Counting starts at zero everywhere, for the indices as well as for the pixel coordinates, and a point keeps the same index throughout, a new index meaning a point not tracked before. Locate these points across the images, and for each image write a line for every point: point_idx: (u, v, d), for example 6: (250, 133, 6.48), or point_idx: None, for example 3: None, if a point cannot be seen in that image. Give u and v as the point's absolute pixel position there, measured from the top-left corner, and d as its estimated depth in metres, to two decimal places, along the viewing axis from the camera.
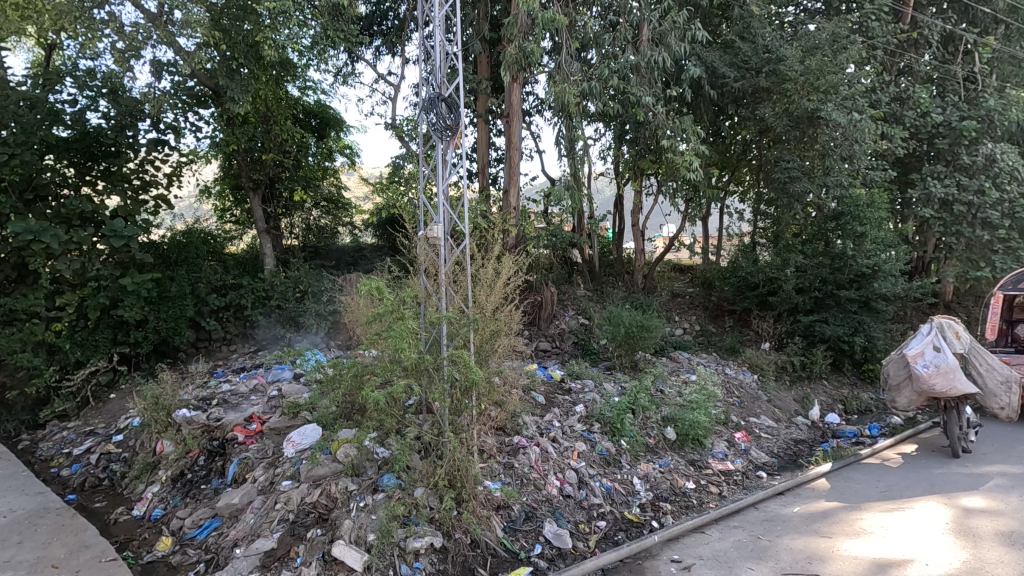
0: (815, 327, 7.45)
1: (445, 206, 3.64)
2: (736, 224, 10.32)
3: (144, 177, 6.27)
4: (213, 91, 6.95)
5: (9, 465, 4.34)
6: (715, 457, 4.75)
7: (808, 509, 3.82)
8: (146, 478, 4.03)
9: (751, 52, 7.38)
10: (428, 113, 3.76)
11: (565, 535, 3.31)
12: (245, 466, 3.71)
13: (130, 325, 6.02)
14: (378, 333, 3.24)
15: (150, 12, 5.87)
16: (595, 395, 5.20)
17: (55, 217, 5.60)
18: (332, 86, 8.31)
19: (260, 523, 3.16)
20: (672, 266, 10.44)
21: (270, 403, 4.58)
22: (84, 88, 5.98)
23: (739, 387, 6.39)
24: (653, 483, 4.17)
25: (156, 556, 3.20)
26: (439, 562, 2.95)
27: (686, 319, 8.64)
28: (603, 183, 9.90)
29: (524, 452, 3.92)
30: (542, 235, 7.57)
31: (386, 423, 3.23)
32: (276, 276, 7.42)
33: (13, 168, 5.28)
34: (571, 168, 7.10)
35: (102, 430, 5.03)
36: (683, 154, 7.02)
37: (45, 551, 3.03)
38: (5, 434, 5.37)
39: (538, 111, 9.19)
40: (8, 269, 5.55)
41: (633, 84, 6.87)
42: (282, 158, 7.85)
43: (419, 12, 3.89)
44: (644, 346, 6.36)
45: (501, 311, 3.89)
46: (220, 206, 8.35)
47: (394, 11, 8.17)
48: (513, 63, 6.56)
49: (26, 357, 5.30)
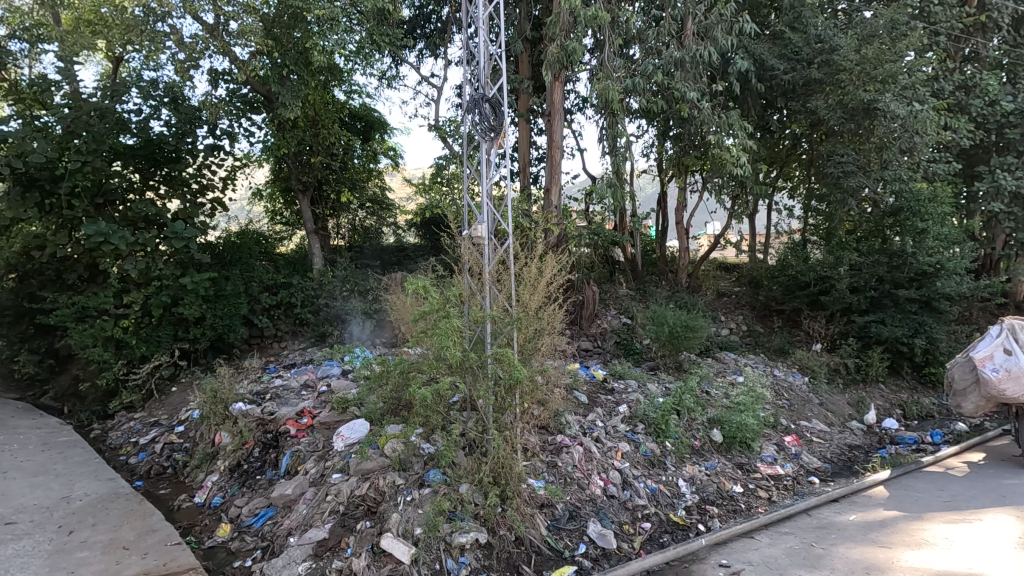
0: (871, 327, 7.13)
1: (489, 205, 3.66)
2: (785, 220, 9.96)
3: (202, 180, 6.64)
4: (264, 97, 7.18)
5: (83, 451, 4.64)
6: (764, 461, 4.62)
7: (865, 517, 3.68)
8: (206, 467, 4.24)
9: (803, 43, 7.12)
10: (472, 113, 3.80)
11: (609, 535, 3.30)
12: (298, 458, 3.85)
13: (189, 322, 6.32)
14: (424, 331, 3.32)
15: (208, 23, 6.16)
16: (638, 395, 5.15)
17: (122, 219, 5.94)
18: (377, 89, 8.50)
19: (313, 513, 3.27)
20: (717, 264, 10.21)
21: (320, 399, 4.73)
22: (148, 98, 6.28)
23: (789, 389, 6.19)
24: (700, 485, 4.09)
25: (216, 542, 3.37)
26: (484, 558, 3.00)
27: (733, 319, 8.42)
28: (646, 181, 9.76)
29: (567, 451, 3.91)
30: (584, 234, 7.53)
31: (432, 419, 3.29)
32: (324, 276, 7.65)
33: (85, 175, 5.65)
34: (613, 165, 7.02)
35: (165, 422, 5.31)
36: (730, 149, 6.83)
37: (117, 534, 3.23)
38: (79, 423, 5.75)
39: (579, 109, 9.16)
40: (81, 269, 5.99)
41: (678, 79, 6.73)
42: (329, 161, 8.08)
43: (464, 14, 3.92)
44: (688, 346, 6.23)
45: (545, 310, 3.91)
46: (271, 208, 8.69)
47: (437, 14, 8.28)
48: (555, 62, 6.55)
49: (98, 352, 5.63)
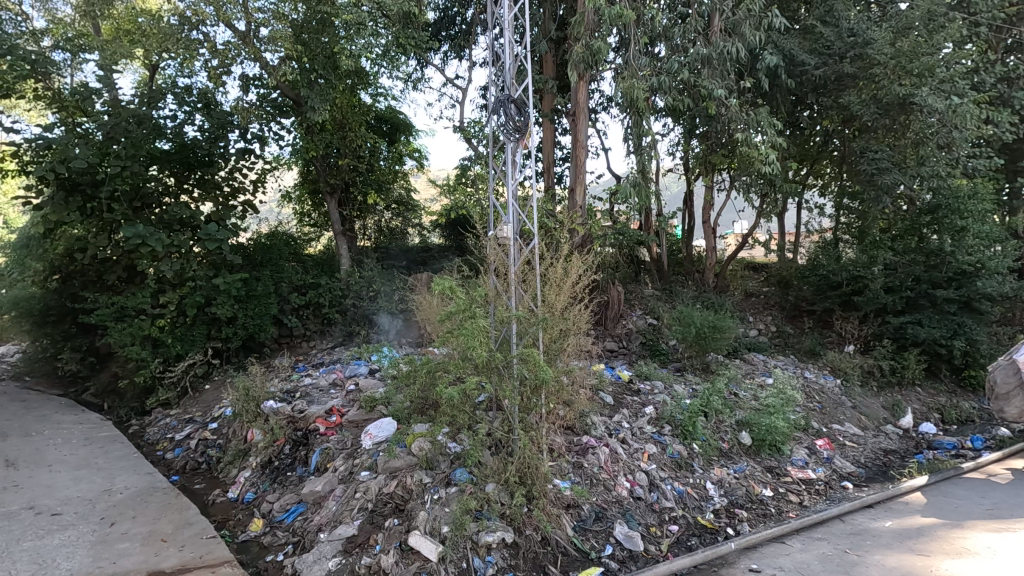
0: (907, 328, 6.92)
1: (515, 205, 3.67)
2: (816, 219, 9.74)
3: (234, 183, 6.82)
4: (293, 101, 7.32)
5: (123, 446, 4.81)
6: (795, 464, 4.52)
7: (902, 524, 3.57)
8: (239, 463, 4.35)
9: (834, 37, 6.94)
10: (497, 114, 3.81)
11: (636, 537, 3.28)
12: (327, 456, 3.93)
13: (221, 322, 6.49)
14: (451, 331, 3.35)
15: (240, 31, 6.31)
16: (665, 396, 5.10)
17: (158, 222, 6.14)
18: (403, 92, 8.59)
19: (342, 510, 3.33)
20: (745, 264, 10.04)
21: (348, 397, 4.80)
22: (183, 104, 6.48)
23: (820, 392, 6.05)
24: (728, 488, 4.03)
25: (249, 536, 3.46)
26: (511, 557, 3.00)
27: (761, 320, 8.26)
28: (671, 180, 9.65)
29: (593, 452, 3.90)
30: (609, 234, 7.48)
31: (458, 419, 3.31)
32: (352, 276, 7.78)
33: (124, 179, 5.85)
34: (638, 164, 6.97)
35: (199, 418, 5.46)
36: (759, 146, 6.70)
37: (155, 526, 3.34)
38: (118, 419, 5.96)
39: (603, 109, 9.12)
40: (120, 270, 6.20)
41: (705, 77, 6.63)
42: (356, 163, 8.21)
43: (489, 16, 3.95)
44: (716, 346, 6.12)
45: (570, 310, 3.90)
46: (300, 210, 8.88)
47: (461, 16, 8.34)
48: (580, 62, 6.53)
49: (136, 350, 5.82)
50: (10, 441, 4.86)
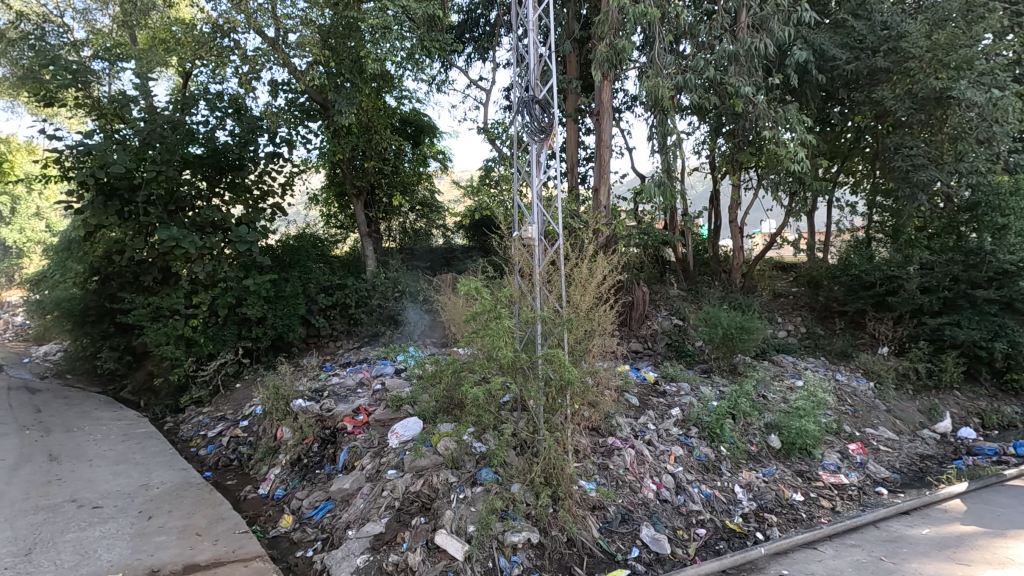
0: (945, 330, 6.69)
1: (539, 206, 3.67)
2: (848, 217, 9.53)
3: (264, 187, 6.98)
4: (320, 105, 7.46)
5: (158, 442, 4.95)
6: (826, 469, 4.42)
7: (940, 532, 3.46)
8: (269, 461, 4.45)
9: (866, 31, 6.77)
10: (522, 115, 3.83)
11: (663, 540, 3.25)
12: (354, 454, 3.98)
13: (251, 322, 6.64)
14: (476, 331, 3.37)
15: (270, 37, 6.46)
16: (692, 398, 5.03)
17: (191, 225, 6.32)
18: (427, 94, 8.67)
19: (370, 508, 3.37)
20: (773, 263, 9.85)
21: (376, 396, 4.88)
22: (215, 110, 6.66)
23: (853, 395, 5.90)
24: (757, 492, 3.96)
25: (280, 532, 3.53)
26: (536, 557, 3.00)
27: (790, 320, 8.09)
28: (697, 179, 9.54)
29: (618, 454, 3.87)
30: (633, 234, 7.42)
31: (484, 419, 3.34)
32: (377, 277, 7.88)
33: (159, 183, 6.04)
34: (663, 164, 6.91)
35: (231, 416, 5.60)
36: (788, 144, 6.57)
37: (190, 521, 3.44)
38: (154, 416, 6.14)
39: (627, 108, 9.07)
40: (155, 272, 6.40)
41: (731, 74, 6.54)
42: (381, 166, 8.34)
43: (513, 17, 3.96)
44: (744, 348, 6.00)
45: (596, 311, 3.89)
46: (326, 212, 9.04)
47: (485, 18, 8.38)
48: (604, 61, 6.50)
49: (170, 350, 6.00)
50: (54, 436, 5.05)
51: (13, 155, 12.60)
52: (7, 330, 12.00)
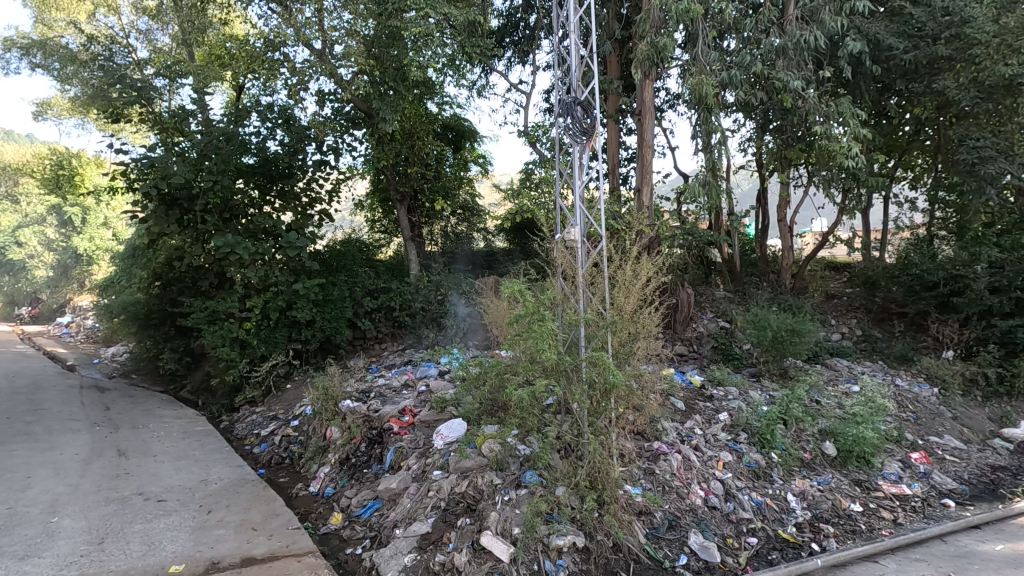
0: (1018, 333, 6.14)
1: (582, 207, 3.65)
2: (907, 214, 9.08)
3: (311, 194, 7.22)
4: (365, 113, 7.64)
5: (217, 440, 5.19)
6: (886, 478, 4.21)
7: (1016, 550, 3.24)
8: (319, 459, 4.59)
9: (926, 17, 6.43)
10: (564, 117, 3.83)
11: (712, 548, 3.17)
12: (401, 454, 4.06)
13: (301, 325, 6.86)
14: (520, 333, 3.37)
15: (317, 49, 6.69)
16: (740, 403, 4.89)
17: (244, 232, 6.59)
18: (468, 99, 8.76)
19: (416, 507, 3.43)
20: (825, 263, 9.45)
21: (421, 398, 4.96)
22: (266, 121, 6.93)
23: (914, 401, 5.61)
24: (812, 501, 3.81)
25: (331, 528, 3.63)
26: (582, 562, 2.98)
27: (845, 323, 7.73)
28: (743, 177, 9.29)
29: (664, 459, 3.80)
30: (678, 233, 7.27)
31: (528, 421, 3.35)
32: (420, 281, 7.99)
33: (215, 193, 6.33)
34: (707, 163, 6.75)
35: (282, 416, 5.79)
36: (840, 139, 6.32)
37: (246, 516, 3.58)
38: (211, 414, 6.44)
39: (670, 107, 8.91)
40: (211, 277, 6.69)
41: (780, 68, 6.33)
42: (424, 171, 8.51)
43: (554, 19, 3.96)
44: (795, 351, 5.77)
45: (641, 313, 3.83)
46: (371, 218, 9.28)
47: (525, 21, 8.41)
48: (645, 60, 6.42)
49: (226, 351, 6.26)
50: (122, 432, 5.36)
51: (84, 168, 13.47)
52: (80, 332, 12.85)
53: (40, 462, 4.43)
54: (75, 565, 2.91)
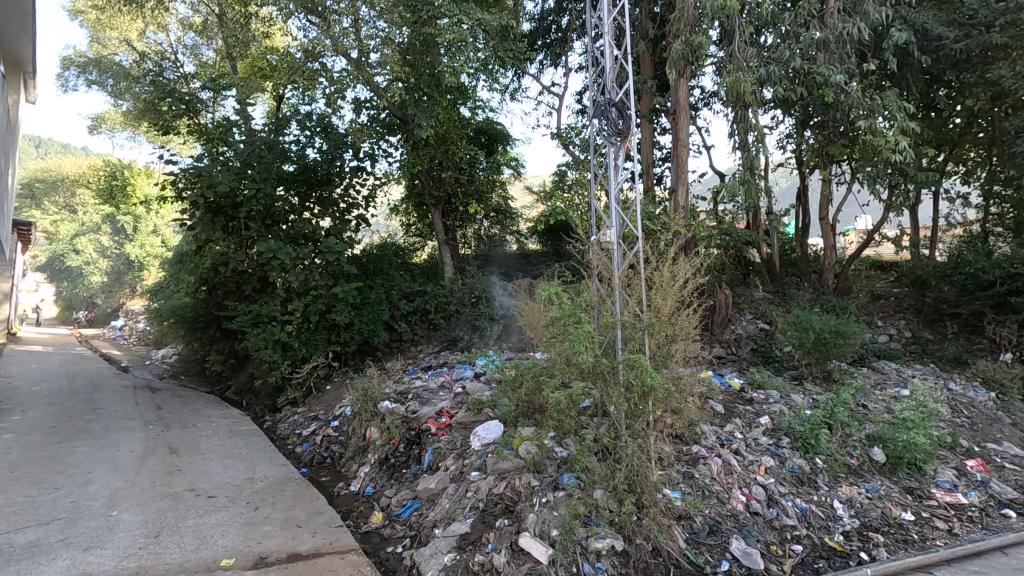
0: None
1: (617, 209, 3.64)
2: (959, 210, 8.71)
3: (349, 200, 7.39)
4: (400, 120, 7.79)
5: (261, 439, 5.36)
6: (940, 487, 4.03)
7: None
8: (359, 459, 4.69)
9: (979, 4, 6.13)
10: (599, 119, 3.82)
11: (755, 555, 3.10)
12: (438, 455, 4.12)
13: (340, 327, 7.03)
14: (556, 335, 3.40)
15: (354, 58, 6.85)
16: (782, 406, 4.76)
17: (286, 237, 6.80)
18: (500, 102, 8.82)
19: (455, 508, 3.47)
20: (870, 263, 9.12)
21: (457, 399, 5.02)
22: (304, 129, 7.13)
23: (971, 406, 5.35)
24: (860, 509, 3.67)
25: (371, 528, 3.70)
26: (621, 565, 2.96)
27: (892, 324, 7.44)
28: (782, 174, 9.07)
29: (704, 463, 3.75)
30: (715, 234, 7.13)
31: (565, 424, 3.35)
32: (455, 283, 8.06)
33: (258, 200, 6.55)
34: (744, 161, 6.61)
35: (323, 416, 5.94)
36: (885, 133, 6.10)
37: (291, 513, 3.69)
38: (255, 414, 6.65)
39: (705, 105, 8.77)
40: (254, 281, 6.91)
41: (820, 63, 6.15)
42: (458, 176, 8.64)
43: (588, 21, 3.96)
44: (840, 354, 5.56)
45: (679, 315, 3.79)
46: (406, 221, 9.47)
47: (557, 24, 8.42)
48: (679, 60, 6.34)
49: (268, 353, 6.46)
50: (173, 431, 5.60)
51: (136, 178, 14.11)
52: (132, 335, 13.51)
53: (100, 459, 4.68)
54: (134, 557, 3.06)
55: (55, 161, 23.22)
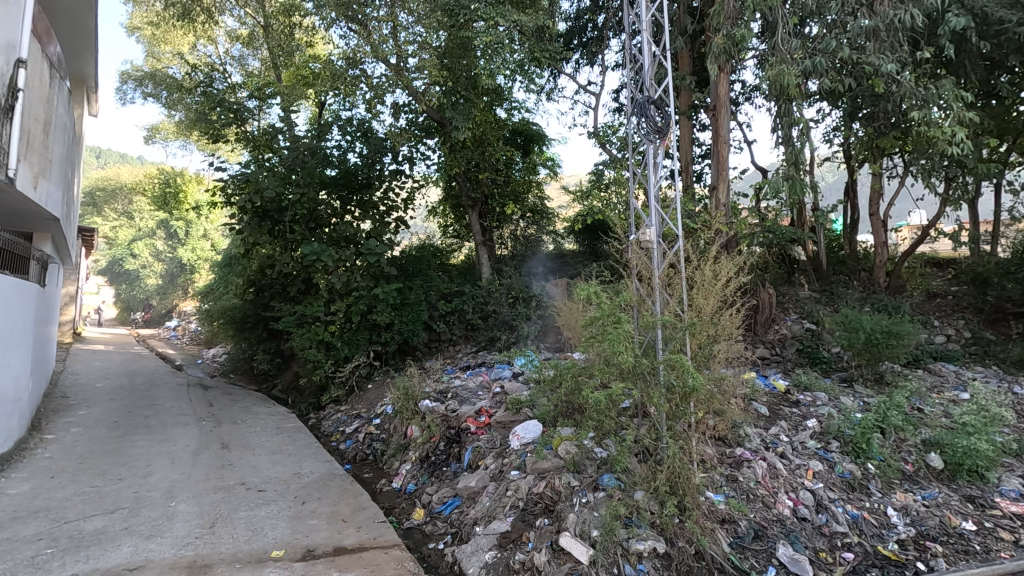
0: None
1: (657, 208, 3.59)
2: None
3: (388, 203, 7.49)
4: (437, 122, 7.89)
5: (307, 436, 5.53)
6: (1004, 496, 3.79)
7: None
8: (400, 456, 4.79)
9: None
10: (638, 117, 3.78)
11: (803, 561, 3.01)
12: (478, 454, 4.18)
13: (380, 327, 7.15)
14: (594, 336, 3.39)
15: (393, 64, 6.98)
16: (830, 409, 4.61)
17: (328, 240, 6.98)
18: (536, 103, 8.82)
19: (495, 506, 3.50)
20: (926, 260, 8.70)
21: (495, 399, 5.05)
22: (345, 134, 7.31)
23: None
24: (916, 517, 3.51)
25: (414, 524, 3.77)
26: (663, 567, 2.93)
27: (950, 323, 7.10)
28: (828, 169, 8.80)
29: (748, 466, 3.66)
30: (757, 231, 6.95)
31: (604, 424, 3.35)
32: (492, 283, 8.13)
33: (302, 205, 6.76)
34: (788, 156, 6.42)
35: (365, 414, 6.07)
36: (941, 124, 5.80)
37: (336, 508, 3.79)
38: (300, 412, 6.86)
39: (746, 99, 8.56)
40: (299, 283, 7.10)
41: (870, 52, 5.90)
42: (494, 176, 8.69)
43: (625, 18, 3.91)
44: (893, 355, 5.33)
45: (721, 315, 3.72)
46: (443, 223, 9.60)
47: (593, 23, 8.36)
48: (720, 54, 6.20)
49: (313, 352, 6.65)
50: (225, 426, 5.85)
51: (187, 185, 14.73)
52: (186, 335, 14.12)
53: (158, 452, 4.92)
54: (191, 545, 3.21)
55: (112, 170, 24.42)
